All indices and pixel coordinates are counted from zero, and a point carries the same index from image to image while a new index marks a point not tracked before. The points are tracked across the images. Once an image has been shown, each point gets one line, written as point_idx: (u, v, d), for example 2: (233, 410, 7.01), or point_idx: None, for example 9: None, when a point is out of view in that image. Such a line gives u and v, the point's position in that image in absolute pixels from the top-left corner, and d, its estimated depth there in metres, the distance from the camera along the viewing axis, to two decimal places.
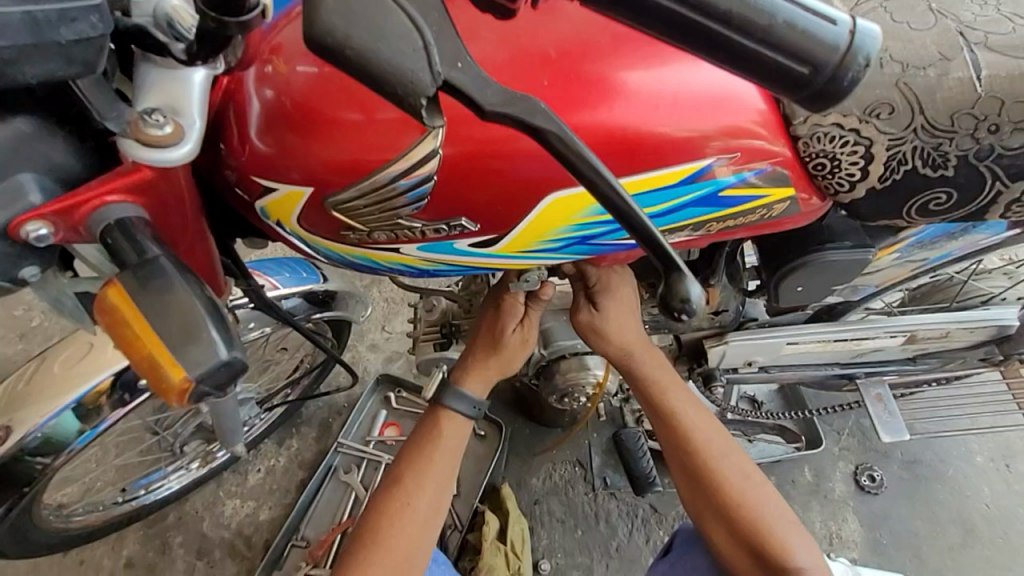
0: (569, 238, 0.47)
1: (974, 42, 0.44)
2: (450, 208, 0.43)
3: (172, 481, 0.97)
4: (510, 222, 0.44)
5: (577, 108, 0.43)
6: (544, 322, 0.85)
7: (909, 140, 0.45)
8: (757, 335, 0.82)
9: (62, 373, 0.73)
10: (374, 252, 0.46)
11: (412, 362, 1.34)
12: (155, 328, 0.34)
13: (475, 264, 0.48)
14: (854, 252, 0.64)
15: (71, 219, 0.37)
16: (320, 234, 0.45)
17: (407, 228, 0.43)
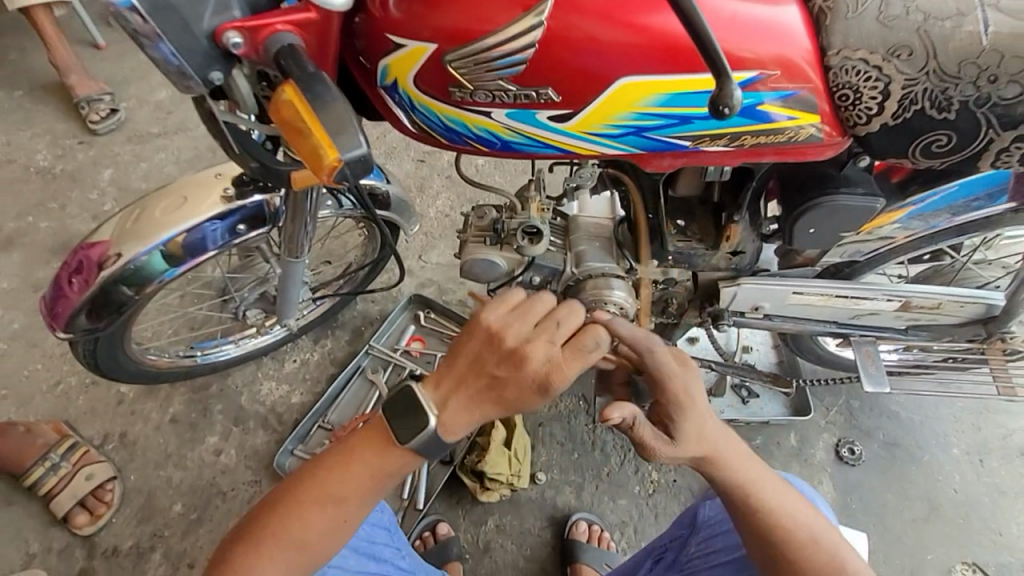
0: (628, 126, 0.57)
1: (987, 4, 0.54)
2: (540, 79, 0.54)
3: (230, 348, 1.14)
4: (584, 100, 0.55)
5: (654, 10, 0.52)
6: (578, 244, 0.90)
7: (921, 82, 0.54)
8: (767, 281, 0.91)
9: (164, 216, 0.84)
10: (469, 114, 0.57)
11: (443, 291, 1.43)
12: (320, 119, 0.46)
13: (546, 139, 0.59)
14: (864, 198, 0.73)
15: (255, 38, 0.48)
16: (429, 93, 0.56)
17: (503, 90, 0.55)
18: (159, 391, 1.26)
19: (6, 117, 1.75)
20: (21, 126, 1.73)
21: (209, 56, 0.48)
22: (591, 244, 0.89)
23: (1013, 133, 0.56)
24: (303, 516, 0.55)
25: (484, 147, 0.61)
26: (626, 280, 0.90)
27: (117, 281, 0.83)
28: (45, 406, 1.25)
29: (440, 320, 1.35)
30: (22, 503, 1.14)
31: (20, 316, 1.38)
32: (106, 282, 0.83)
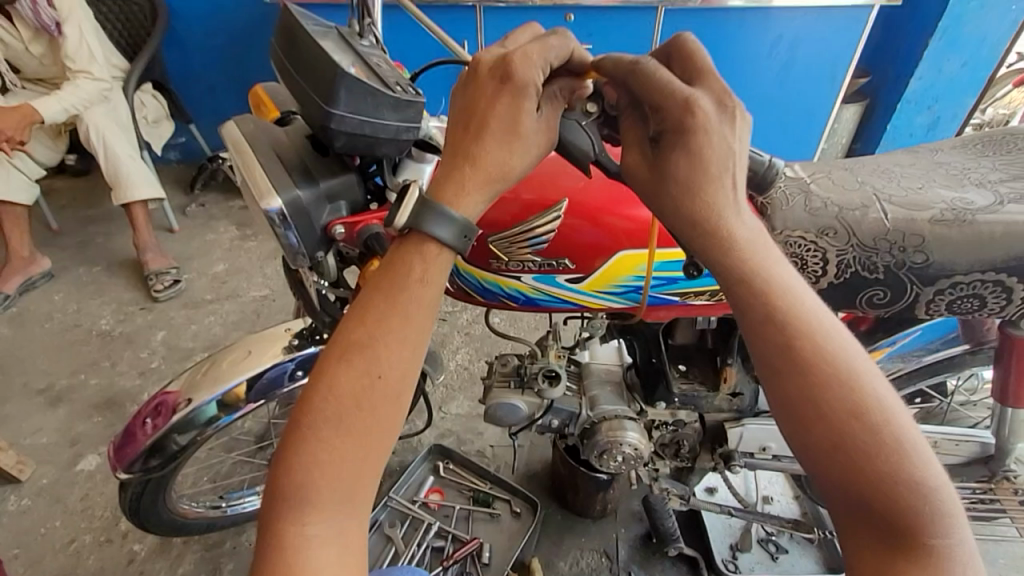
0: (628, 285, 0.74)
1: (883, 199, 0.74)
2: (559, 253, 0.72)
3: (256, 498, 1.18)
4: (593, 267, 0.72)
5: (639, 203, 0.72)
6: (591, 389, 1.00)
7: (850, 252, 0.71)
8: (768, 421, 0.99)
9: (230, 365, 0.96)
10: (504, 278, 0.74)
11: (461, 441, 1.46)
12: None
13: (565, 296, 0.75)
14: None
15: (354, 229, 0.68)
16: (473, 263, 0.74)
17: (531, 260, 0.72)
18: (171, 549, 1.24)
19: (82, 288, 2.00)
20: (93, 296, 1.97)
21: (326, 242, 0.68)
22: (602, 389, 1.00)
23: (932, 288, 0.72)
24: (305, 529, 0.45)
25: (513, 303, 0.78)
26: (639, 421, 0.99)
27: (177, 426, 0.92)
28: (53, 567, 1.23)
29: (460, 472, 1.34)
30: None
31: (50, 471, 1.42)
32: (167, 426, 0.92)
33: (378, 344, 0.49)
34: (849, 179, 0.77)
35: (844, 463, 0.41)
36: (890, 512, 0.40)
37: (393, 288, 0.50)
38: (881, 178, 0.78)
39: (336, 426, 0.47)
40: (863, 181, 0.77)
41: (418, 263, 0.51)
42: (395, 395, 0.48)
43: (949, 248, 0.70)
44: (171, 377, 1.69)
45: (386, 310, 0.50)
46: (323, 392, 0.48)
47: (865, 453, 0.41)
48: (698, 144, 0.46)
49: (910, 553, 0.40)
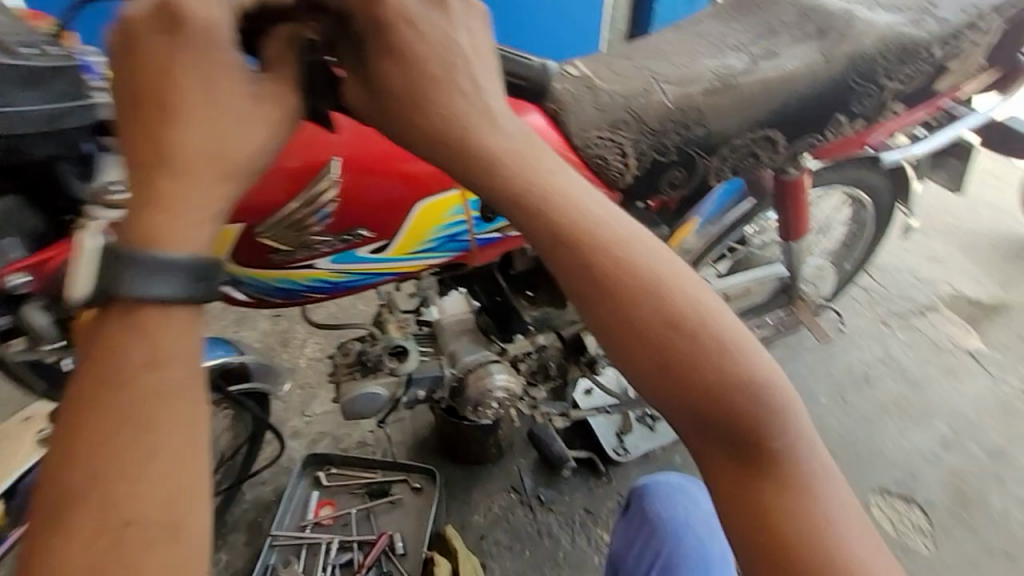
0: (441, 237, 0.65)
1: (660, 80, 0.73)
2: (350, 224, 0.60)
3: None
4: (394, 229, 0.62)
5: None
6: (449, 346, 0.95)
7: (643, 140, 0.71)
8: None
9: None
10: (295, 271, 0.61)
11: (338, 440, 1.33)
12: None
13: (376, 269, 0.65)
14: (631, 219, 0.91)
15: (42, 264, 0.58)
16: (249, 264, 0.59)
17: (318, 241, 0.59)
18: None
19: None
20: None
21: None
22: (459, 343, 0.95)
23: (718, 156, 0.75)
24: None
25: (320, 294, 0.66)
26: (503, 362, 0.96)
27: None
28: None
29: (346, 472, 1.22)
30: None
31: None
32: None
33: (143, 441, 0.37)
34: (626, 67, 0.76)
35: (672, 366, 0.41)
36: (723, 400, 0.41)
37: (135, 365, 0.38)
38: (653, 59, 0.77)
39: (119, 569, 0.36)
40: (639, 66, 0.76)
41: (166, 327, 0.40)
42: (178, 498, 0.38)
43: (723, 117, 0.73)
44: None
45: (136, 400, 0.38)
46: (82, 538, 0.36)
47: (689, 354, 0.41)
48: (407, 45, 0.42)
49: (750, 430, 0.42)
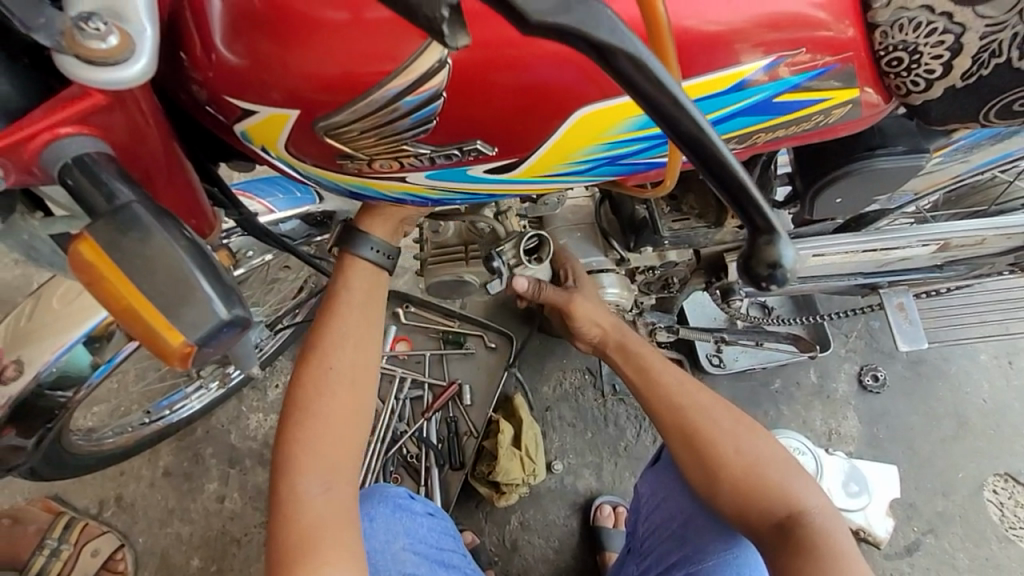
0: (597, 158, 0.50)
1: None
2: (464, 133, 0.45)
3: (192, 400, 1.28)
4: (529, 148, 0.47)
5: (614, 88, 0.44)
6: (560, 239, 1.01)
7: (1007, 27, 0.51)
8: None
9: (61, 307, 0.84)
10: (376, 182, 0.50)
11: (485, 340, 1.55)
12: (138, 287, 0.37)
13: (487, 189, 0.52)
14: (907, 157, 0.69)
15: (22, 160, 0.40)
16: (309, 160, 0.48)
17: (414, 153, 0.46)
18: None
19: None
20: None
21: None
22: (571, 238, 1.01)
23: None
24: (301, 486, 0.80)
25: (406, 203, 0.55)
26: (618, 271, 1.02)
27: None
28: (202, 542, 1.45)
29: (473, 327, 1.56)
30: None
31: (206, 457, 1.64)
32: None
33: (325, 351, 0.82)
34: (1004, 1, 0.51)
35: (766, 448, 0.90)
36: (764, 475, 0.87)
37: (338, 315, 0.82)
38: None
39: (308, 424, 0.81)
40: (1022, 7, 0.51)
41: (350, 280, 0.83)
42: (353, 404, 0.83)
43: None
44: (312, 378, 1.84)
45: (326, 320, 0.83)
46: (298, 391, 0.82)
47: (773, 462, 0.89)
48: None
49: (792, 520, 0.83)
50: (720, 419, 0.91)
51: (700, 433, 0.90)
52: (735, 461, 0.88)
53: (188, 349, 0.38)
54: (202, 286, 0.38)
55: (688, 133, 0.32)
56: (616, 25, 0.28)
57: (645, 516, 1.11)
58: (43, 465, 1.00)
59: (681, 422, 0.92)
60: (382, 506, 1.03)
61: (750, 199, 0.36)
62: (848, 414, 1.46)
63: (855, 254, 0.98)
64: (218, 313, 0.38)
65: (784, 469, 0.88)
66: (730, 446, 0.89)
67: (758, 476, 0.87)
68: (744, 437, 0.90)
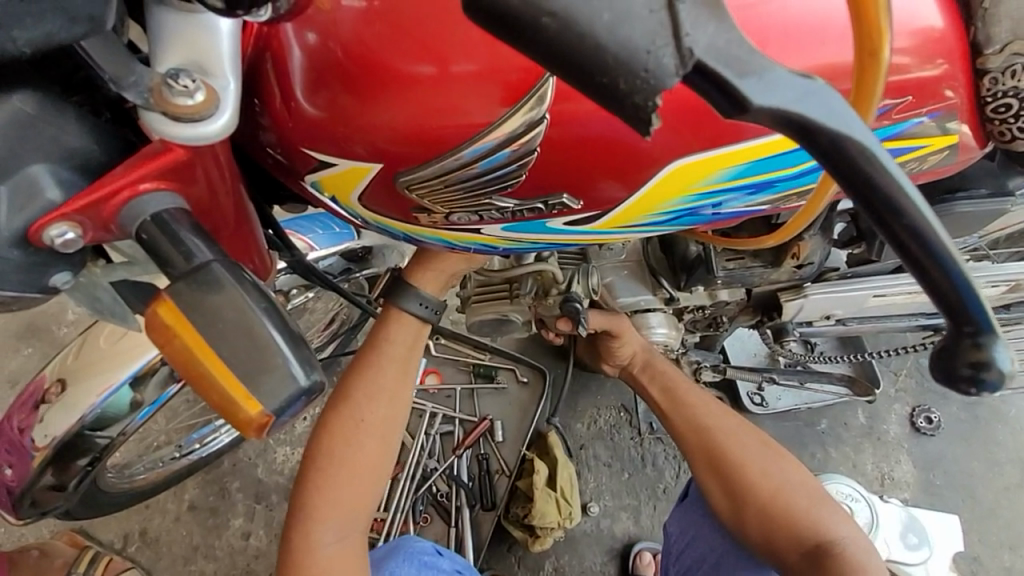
0: (682, 209, 0.47)
1: None
2: (550, 186, 0.43)
3: (222, 435, 1.26)
4: (615, 200, 0.45)
5: (711, 139, 0.42)
6: (606, 277, 0.95)
7: None
8: (835, 287, 0.93)
9: (109, 346, 0.83)
10: (449, 233, 0.48)
11: (517, 374, 1.52)
12: (216, 356, 0.35)
13: (565, 240, 0.50)
14: (990, 200, 0.66)
15: (100, 218, 0.38)
16: (382, 211, 0.46)
17: (496, 206, 0.44)
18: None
19: None
20: None
21: (29, 266, 0.38)
22: (617, 277, 0.94)
23: None
24: (318, 534, 0.78)
25: (473, 251, 0.53)
26: (666, 311, 0.98)
27: (39, 415, 0.84)
28: None
29: (503, 358, 1.54)
30: None
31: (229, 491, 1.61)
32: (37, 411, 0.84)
33: (356, 403, 0.79)
34: None
35: (799, 480, 0.91)
36: (797, 504, 0.88)
37: (373, 368, 0.79)
38: None
39: (332, 472, 0.78)
40: None
41: (391, 334, 0.79)
42: (377, 460, 0.80)
43: None
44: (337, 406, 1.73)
45: (360, 367, 0.79)
46: (325, 438, 0.79)
47: (805, 492, 0.90)
48: None
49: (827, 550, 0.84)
50: (748, 444, 0.94)
51: (729, 455, 0.93)
52: (765, 488, 0.90)
53: (266, 419, 0.36)
54: (284, 355, 0.36)
55: (916, 218, 0.28)
56: (834, 103, 0.26)
57: (675, 556, 1.05)
58: (75, 507, 0.96)
59: (708, 443, 0.95)
60: (406, 565, 0.98)
61: (966, 298, 0.31)
62: (901, 458, 1.38)
63: (919, 293, 0.93)
64: (297, 379, 0.36)
65: (816, 500, 0.89)
66: (757, 472, 0.91)
67: (786, 502, 0.89)
68: (775, 465, 0.92)
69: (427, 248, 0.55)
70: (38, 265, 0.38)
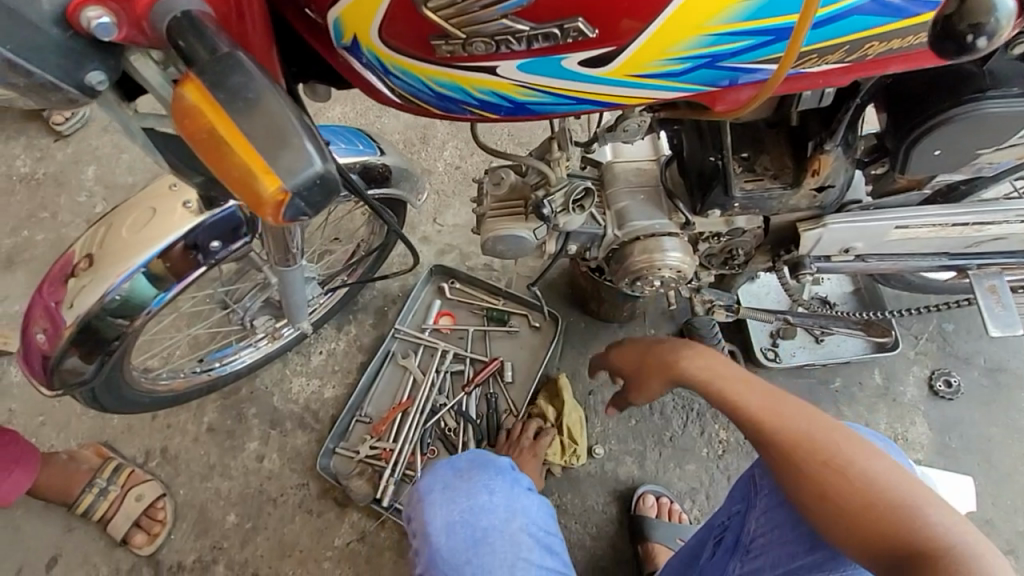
0: (696, 56, 0.49)
1: None
2: (568, 11, 0.45)
3: (244, 355, 1.27)
4: (631, 33, 0.47)
5: None
6: (621, 203, 0.98)
7: None
8: (855, 217, 0.91)
9: (130, 236, 0.87)
10: (465, 75, 0.51)
11: (528, 317, 1.53)
12: (242, 133, 0.38)
13: (576, 89, 0.52)
14: (1019, 100, 0.64)
15: (134, 15, 0.43)
16: (402, 47, 0.49)
17: (513, 31, 0.46)
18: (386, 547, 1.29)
19: None
20: None
21: (69, 53, 0.44)
22: (632, 201, 0.97)
23: None
24: None
25: (490, 112, 0.55)
26: (681, 237, 0.97)
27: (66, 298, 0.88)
28: (239, 500, 1.46)
29: (515, 303, 1.56)
30: (227, 553, 1.41)
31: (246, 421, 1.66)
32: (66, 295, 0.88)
33: None
34: None
35: (908, 491, 0.65)
36: (903, 522, 0.63)
37: None
38: None
39: None
40: None
41: None
42: None
43: None
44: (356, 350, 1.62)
45: None
46: None
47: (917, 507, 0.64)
48: None
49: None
50: (836, 440, 0.71)
51: (795, 443, 0.71)
52: (855, 502, 0.65)
53: (282, 197, 0.38)
54: (303, 139, 0.38)
55: None
56: None
57: (763, 506, 0.84)
58: (99, 391, 1.01)
59: (764, 428, 0.74)
60: (501, 479, 0.86)
61: None
62: (916, 420, 1.35)
63: (943, 227, 0.91)
64: (314, 163, 0.38)
65: (943, 520, 0.62)
66: (847, 479, 0.67)
67: (877, 500, 0.65)
68: (871, 471, 0.67)
69: (442, 111, 0.57)
70: (76, 53, 0.44)
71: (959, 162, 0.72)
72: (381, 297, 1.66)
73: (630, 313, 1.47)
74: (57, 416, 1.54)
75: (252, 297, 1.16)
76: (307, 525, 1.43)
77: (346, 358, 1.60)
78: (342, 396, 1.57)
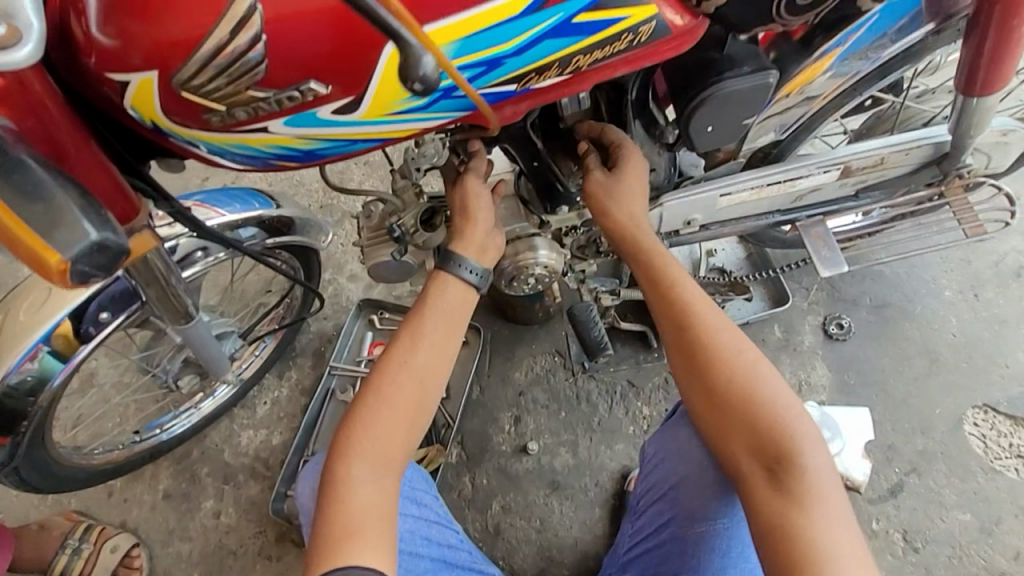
0: (429, 92, 0.60)
1: None
2: (300, 75, 0.55)
3: (183, 419, 1.34)
4: (359, 84, 0.57)
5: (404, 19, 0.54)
6: None
7: None
8: (687, 192, 1.02)
9: (25, 317, 0.93)
10: (248, 136, 0.60)
11: None
12: (25, 224, 0.53)
13: (343, 133, 0.62)
14: (753, 76, 0.76)
15: None
16: (184, 124, 0.58)
17: (260, 101, 0.56)
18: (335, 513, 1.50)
19: None
20: None
21: None
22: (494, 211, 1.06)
23: None
24: (353, 470, 0.81)
25: (289, 160, 0.65)
26: (545, 236, 1.08)
27: None
28: (201, 558, 1.50)
29: None
30: None
31: None
32: None
33: (391, 375, 0.86)
34: None
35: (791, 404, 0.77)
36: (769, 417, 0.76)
37: (386, 379, 0.86)
38: None
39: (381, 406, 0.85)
40: None
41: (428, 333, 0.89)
42: (423, 394, 0.87)
43: None
44: (294, 390, 1.68)
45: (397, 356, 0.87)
46: (360, 424, 0.84)
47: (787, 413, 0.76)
48: None
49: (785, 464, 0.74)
50: (736, 341, 0.81)
51: (711, 337, 0.81)
52: (740, 385, 0.78)
53: (64, 265, 0.55)
54: (79, 219, 0.55)
55: None
56: None
57: (646, 475, 1.05)
58: (26, 471, 1.07)
59: (692, 316, 0.83)
60: None
61: None
62: (816, 364, 1.46)
63: (762, 188, 1.03)
64: (89, 235, 0.55)
65: (800, 428, 0.75)
66: (738, 368, 0.79)
67: (761, 397, 0.77)
68: (759, 370, 0.79)
69: (248, 165, 0.66)
70: None
71: (735, 133, 0.83)
72: (318, 339, 1.73)
73: (546, 312, 1.55)
74: (15, 510, 1.57)
75: (170, 359, 1.22)
76: (269, 570, 1.47)
77: (290, 403, 1.66)
78: (290, 440, 1.62)
